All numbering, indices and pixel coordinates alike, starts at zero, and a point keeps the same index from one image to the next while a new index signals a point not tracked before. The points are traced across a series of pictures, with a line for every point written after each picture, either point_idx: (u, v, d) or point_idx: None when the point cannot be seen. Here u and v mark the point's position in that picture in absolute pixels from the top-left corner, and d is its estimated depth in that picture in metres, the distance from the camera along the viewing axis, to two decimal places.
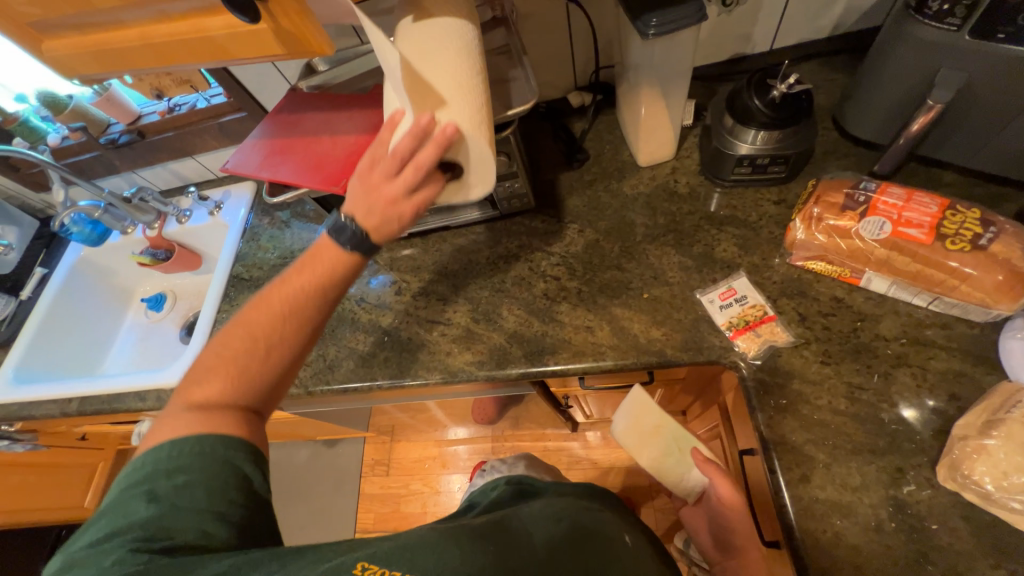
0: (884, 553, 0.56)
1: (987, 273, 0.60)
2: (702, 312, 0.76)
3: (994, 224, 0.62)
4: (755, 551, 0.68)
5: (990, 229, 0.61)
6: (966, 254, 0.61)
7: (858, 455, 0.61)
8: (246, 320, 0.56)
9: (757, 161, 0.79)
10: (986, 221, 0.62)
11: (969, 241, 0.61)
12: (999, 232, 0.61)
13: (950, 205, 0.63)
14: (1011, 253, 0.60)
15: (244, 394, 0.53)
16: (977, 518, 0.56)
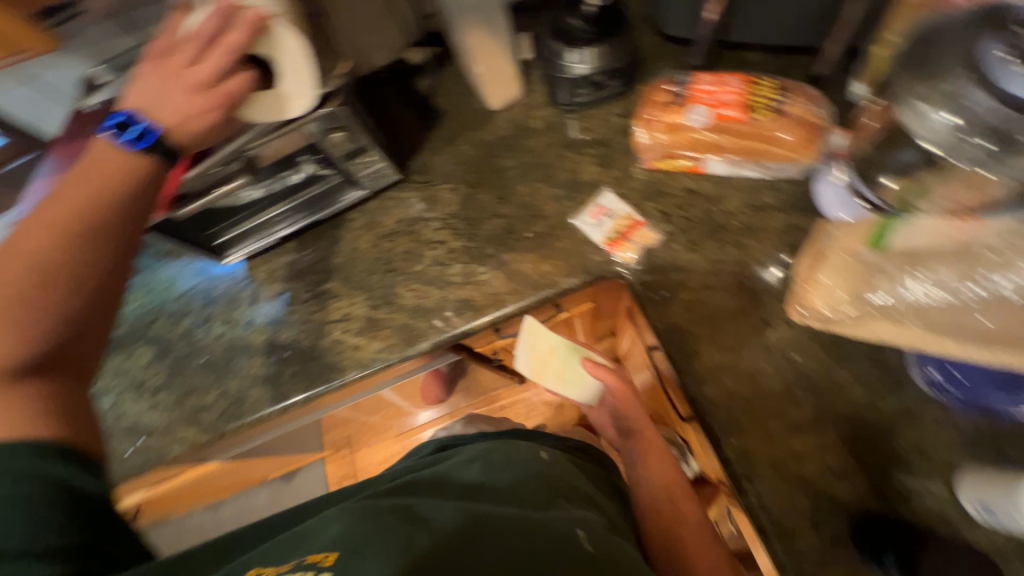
0: (765, 394, 0.65)
1: (786, 132, 0.70)
2: (580, 235, 0.80)
3: (785, 89, 0.71)
4: (649, 432, 0.81)
5: (782, 94, 0.70)
6: (770, 118, 0.70)
7: (730, 319, 0.69)
8: (12, 247, 0.49)
9: (595, 78, 0.82)
10: (778, 88, 0.71)
11: (769, 106, 0.70)
12: (789, 94, 0.70)
13: (751, 80, 0.72)
14: (801, 111, 0.70)
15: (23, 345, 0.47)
16: (828, 341, 0.65)
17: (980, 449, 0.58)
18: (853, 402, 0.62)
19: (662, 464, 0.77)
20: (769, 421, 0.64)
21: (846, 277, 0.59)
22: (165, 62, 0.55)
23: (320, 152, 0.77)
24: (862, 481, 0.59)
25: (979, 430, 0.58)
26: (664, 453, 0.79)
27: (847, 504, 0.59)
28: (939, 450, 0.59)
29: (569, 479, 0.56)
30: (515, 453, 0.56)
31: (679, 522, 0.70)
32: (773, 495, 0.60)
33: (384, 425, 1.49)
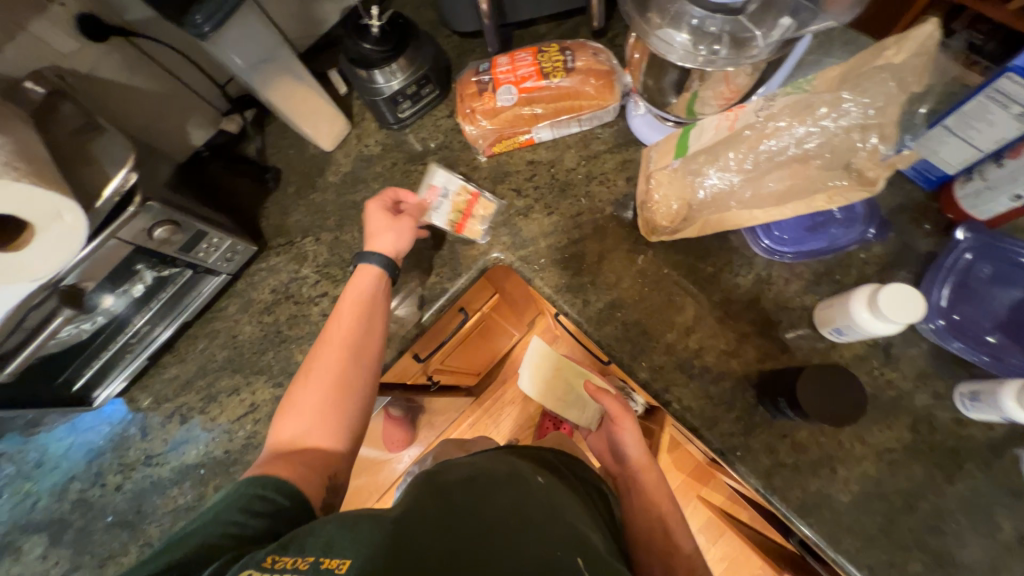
0: (654, 311, 0.71)
1: (585, 83, 0.76)
2: (453, 237, 0.81)
3: (570, 48, 0.78)
4: (649, 466, 0.73)
5: (570, 52, 0.77)
6: (568, 78, 0.76)
7: (604, 261, 0.75)
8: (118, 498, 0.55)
9: (407, 91, 0.84)
10: (565, 48, 0.78)
11: (563, 66, 0.76)
12: (575, 51, 0.77)
13: (540, 49, 0.78)
14: (590, 62, 0.77)
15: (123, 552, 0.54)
16: (685, 247, 0.73)
17: (821, 287, 0.68)
18: (721, 289, 0.70)
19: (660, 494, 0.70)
20: (665, 333, 0.70)
21: (670, 190, 0.67)
22: None
23: (153, 255, 0.71)
24: (750, 351, 0.67)
25: (816, 272, 0.68)
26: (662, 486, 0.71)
27: (745, 375, 0.66)
28: (794, 300, 0.68)
29: (569, 503, 0.55)
30: (525, 484, 0.54)
31: (671, 551, 0.64)
32: (689, 394, 0.67)
33: (358, 494, 1.41)
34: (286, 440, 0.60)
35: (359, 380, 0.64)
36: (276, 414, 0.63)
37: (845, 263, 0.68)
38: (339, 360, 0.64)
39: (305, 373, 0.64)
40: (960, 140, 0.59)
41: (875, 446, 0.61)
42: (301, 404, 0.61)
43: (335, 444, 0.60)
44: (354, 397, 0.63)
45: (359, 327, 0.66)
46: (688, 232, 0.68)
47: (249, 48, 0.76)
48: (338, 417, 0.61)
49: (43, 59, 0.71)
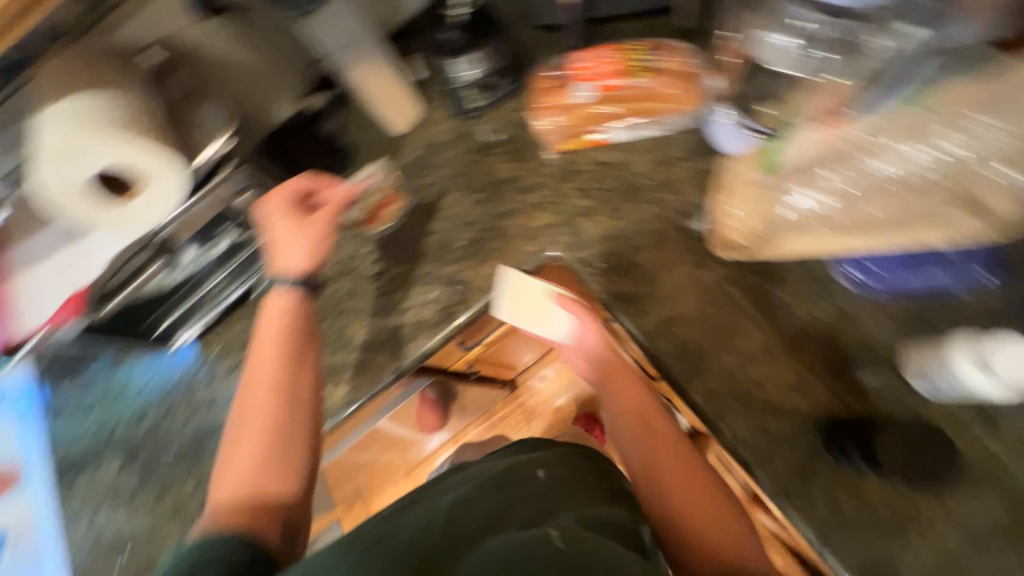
0: (714, 332, 0.67)
1: (665, 84, 0.75)
2: (513, 230, 0.81)
3: (653, 47, 0.77)
4: (607, 357, 0.69)
5: (652, 52, 0.76)
6: (645, 77, 0.76)
7: (665, 274, 0.71)
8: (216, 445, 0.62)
9: (484, 82, 0.86)
10: (649, 47, 0.77)
11: (643, 65, 0.76)
12: (659, 50, 0.76)
13: (623, 47, 0.78)
14: (673, 62, 0.75)
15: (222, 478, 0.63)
16: (759, 267, 0.67)
17: (913, 331, 0.61)
18: (794, 318, 0.65)
19: (630, 400, 0.66)
20: (723, 357, 0.66)
21: (747, 203, 0.66)
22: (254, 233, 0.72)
23: (238, 216, 0.76)
24: (819, 389, 0.61)
25: (910, 312, 0.61)
26: (616, 368, 0.69)
27: (809, 414, 0.61)
28: (878, 341, 0.61)
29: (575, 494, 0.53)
30: (519, 483, 0.54)
31: (666, 469, 0.60)
32: (743, 427, 0.62)
33: (388, 466, 1.46)
34: (228, 497, 0.58)
35: (302, 408, 0.63)
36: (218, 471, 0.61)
37: (945, 307, 0.60)
38: (256, 434, 0.60)
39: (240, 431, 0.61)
40: None
41: (955, 516, 0.55)
42: (245, 445, 0.60)
43: (286, 486, 0.60)
44: (296, 423, 0.62)
45: (288, 356, 0.65)
46: (770, 254, 0.65)
47: (345, 31, 0.85)
48: (278, 456, 0.60)
49: (161, 31, 0.77)
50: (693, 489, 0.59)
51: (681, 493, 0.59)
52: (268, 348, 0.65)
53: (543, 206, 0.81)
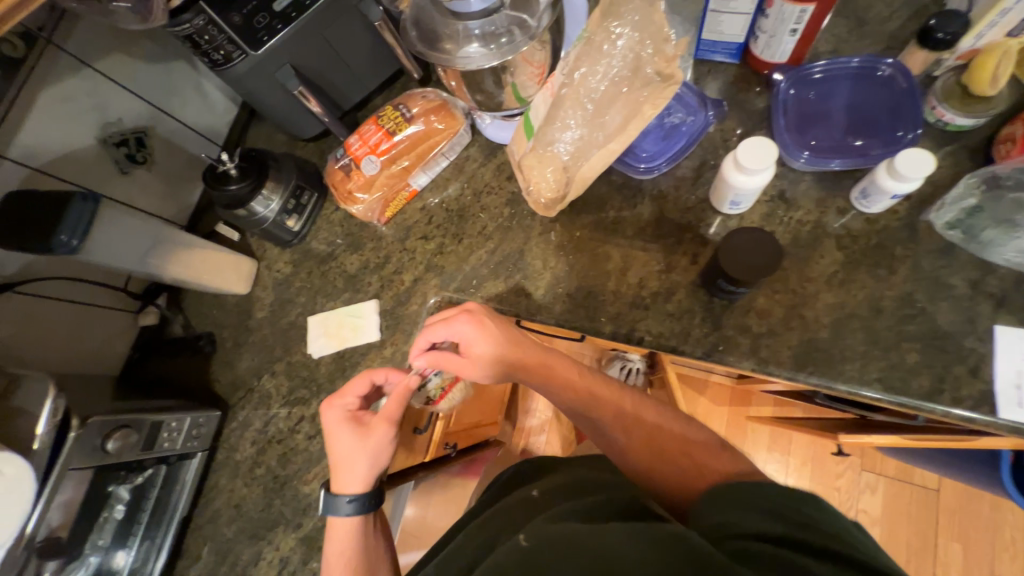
0: (585, 273, 0.75)
1: (429, 122, 0.83)
2: (391, 305, 0.85)
3: (399, 101, 0.84)
4: (525, 351, 0.68)
5: (402, 104, 0.83)
6: (412, 125, 0.83)
7: (525, 254, 0.79)
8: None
9: (289, 205, 0.88)
10: (396, 103, 0.84)
11: (403, 118, 0.83)
12: (405, 101, 0.84)
13: (376, 115, 0.83)
14: (424, 104, 0.84)
15: None
16: (583, 205, 0.77)
17: (705, 177, 0.74)
18: (629, 223, 0.75)
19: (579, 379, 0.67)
20: (605, 285, 0.74)
21: (540, 168, 0.72)
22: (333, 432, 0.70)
23: (118, 466, 0.70)
24: (679, 260, 0.72)
25: (695, 167, 0.74)
26: (555, 358, 0.68)
27: (687, 280, 0.70)
28: (690, 200, 0.74)
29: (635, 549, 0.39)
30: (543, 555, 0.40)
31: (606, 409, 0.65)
32: (654, 323, 0.70)
33: None
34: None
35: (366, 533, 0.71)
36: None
37: (712, 149, 0.74)
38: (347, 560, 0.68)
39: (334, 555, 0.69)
40: (730, 12, 0.68)
41: (820, 277, 0.65)
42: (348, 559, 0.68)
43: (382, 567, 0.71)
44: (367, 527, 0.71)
45: (376, 466, 0.69)
46: (576, 189, 0.72)
47: (124, 247, 0.76)
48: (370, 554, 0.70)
49: None
50: (644, 411, 0.64)
51: (649, 416, 0.64)
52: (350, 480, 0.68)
53: (403, 268, 0.86)
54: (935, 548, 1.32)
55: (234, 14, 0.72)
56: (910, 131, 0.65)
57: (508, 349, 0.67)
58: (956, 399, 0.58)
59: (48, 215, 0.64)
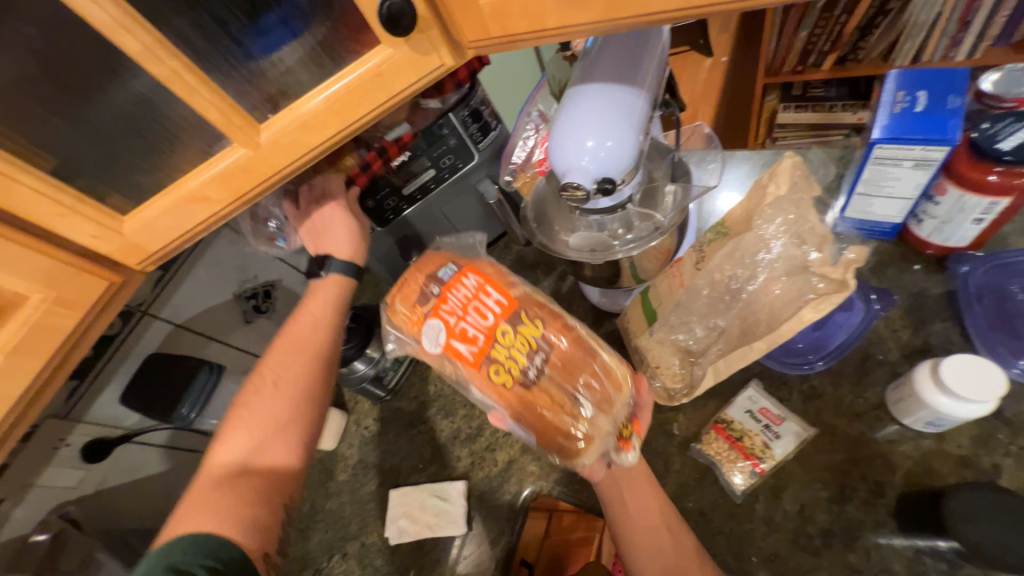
0: (722, 488, 0.61)
1: (530, 407, 0.49)
2: (482, 488, 0.77)
3: (594, 380, 0.50)
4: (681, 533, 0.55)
5: (574, 375, 0.50)
6: (590, 409, 0.49)
7: (643, 447, 0.67)
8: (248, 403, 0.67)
9: (388, 366, 0.84)
10: (538, 345, 0.50)
11: (515, 376, 0.49)
12: (557, 373, 0.50)
13: (517, 309, 0.51)
14: (601, 407, 0.50)
15: (272, 412, 0.66)
16: (715, 395, 0.66)
17: (874, 374, 0.61)
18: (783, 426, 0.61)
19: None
20: (752, 511, 0.59)
21: (660, 353, 0.65)
22: (463, 308, 0.51)
23: None
24: (856, 486, 0.57)
25: (857, 362, 0.62)
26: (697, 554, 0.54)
27: (871, 518, 0.55)
28: (859, 404, 0.60)
29: None
30: None
31: None
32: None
33: None
34: (229, 456, 0.64)
35: (297, 403, 0.67)
36: (221, 432, 0.67)
37: (879, 340, 0.62)
38: (280, 406, 0.67)
39: (238, 411, 0.67)
40: (884, 195, 0.61)
41: None
42: (265, 409, 0.67)
43: (285, 458, 0.65)
44: (291, 436, 0.66)
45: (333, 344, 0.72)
46: (705, 385, 0.62)
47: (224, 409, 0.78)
48: (299, 426, 0.67)
49: (50, 502, 0.72)
50: None
51: None
52: (253, 404, 0.67)
53: (497, 445, 0.79)
54: None
55: (369, 200, 0.79)
56: None
57: (633, 477, 0.56)
58: None
59: (175, 385, 0.69)
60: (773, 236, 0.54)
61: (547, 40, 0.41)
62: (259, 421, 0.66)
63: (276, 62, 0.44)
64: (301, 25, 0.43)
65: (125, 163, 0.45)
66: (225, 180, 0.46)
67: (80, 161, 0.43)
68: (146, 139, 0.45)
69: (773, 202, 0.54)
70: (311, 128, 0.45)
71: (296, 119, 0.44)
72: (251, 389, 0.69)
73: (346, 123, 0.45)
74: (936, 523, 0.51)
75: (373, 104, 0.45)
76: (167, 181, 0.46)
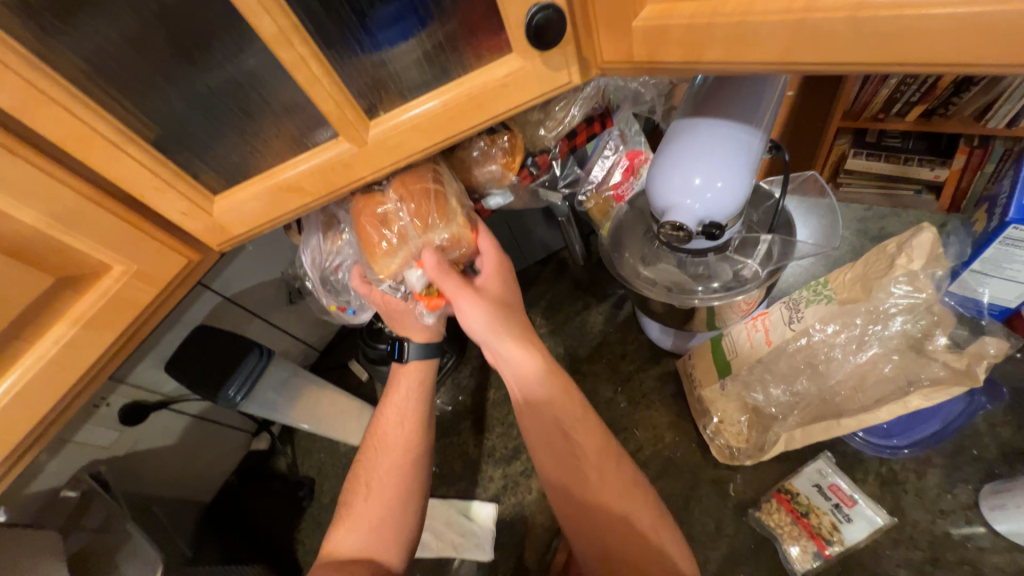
0: (775, 564, 0.57)
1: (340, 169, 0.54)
2: (512, 514, 0.74)
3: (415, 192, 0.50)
4: None
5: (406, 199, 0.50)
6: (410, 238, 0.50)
7: (692, 502, 0.63)
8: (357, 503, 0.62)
9: None
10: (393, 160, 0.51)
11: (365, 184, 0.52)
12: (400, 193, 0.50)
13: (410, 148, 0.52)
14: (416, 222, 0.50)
15: (381, 510, 0.61)
16: (781, 462, 0.61)
17: (964, 470, 0.56)
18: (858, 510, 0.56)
19: None
20: None
21: (725, 407, 0.61)
22: None
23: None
24: None
25: (945, 453, 0.57)
26: None
27: None
28: (944, 499, 0.55)
29: None
30: None
31: None
32: None
33: None
34: (338, 552, 0.59)
35: (394, 495, 0.62)
36: (332, 529, 0.62)
37: (973, 434, 0.57)
38: (382, 499, 0.62)
39: (348, 509, 0.62)
40: (1004, 278, 0.58)
41: None
42: (367, 507, 0.61)
43: (391, 560, 0.58)
44: (400, 534, 0.60)
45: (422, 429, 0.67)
46: (775, 451, 0.58)
47: (264, 393, 0.77)
48: (403, 521, 0.61)
49: (82, 459, 0.72)
50: None
51: None
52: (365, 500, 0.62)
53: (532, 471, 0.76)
54: None
55: None
56: None
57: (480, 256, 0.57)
58: None
59: (223, 363, 0.68)
60: (894, 312, 0.51)
61: (700, 69, 0.36)
62: (372, 518, 0.60)
63: (399, 56, 0.41)
64: (431, 15, 0.39)
65: (225, 139, 0.43)
66: (324, 172, 0.44)
67: (180, 132, 0.41)
68: (251, 118, 0.43)
69: (896, 274, 0.51)
70: (421, 131, 0.42)
71: (412, 121, 0.41)
72: (356, 484, 0.64)
73: (459, 129, 0.43)
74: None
75: (491, 114, 0.42)
76: (264, 166, 0.44)
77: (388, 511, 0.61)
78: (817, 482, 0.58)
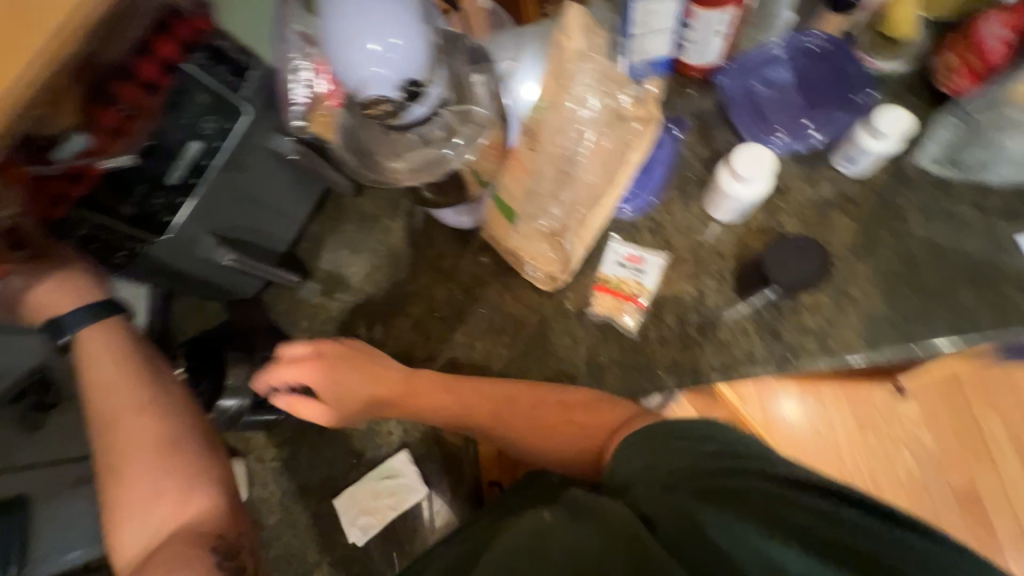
0: (619, 335, 0.69)
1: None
2: (425, 445, 0.75)
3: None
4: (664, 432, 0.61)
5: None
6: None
7: (548, 334, 0.71)
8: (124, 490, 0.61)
9: (259, 387, 0.74)
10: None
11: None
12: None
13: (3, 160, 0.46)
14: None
15: (161, 477, 0.61)
16: (589, 261, 0.71)
17: (693, 191, 0.72)
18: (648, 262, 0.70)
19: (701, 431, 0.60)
20: (650, 339, 0.69)
21: (531, 246, 0.67)
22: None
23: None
24: (711, 281, 0.70)
25: (679, 187, 0.72)
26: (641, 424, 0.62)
27: (725, 300, 0.69)
28: (691, 219, 0.72)
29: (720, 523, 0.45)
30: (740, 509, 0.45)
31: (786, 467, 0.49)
32: (714, 356, 0.67)
33: None
34: (134, 549, 0.58)
35: (164, 455, 0.63)
36: (112, 533, 0.60)
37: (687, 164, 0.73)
38: (149, 474, 0.62)
39: (120, 512, 0.60)
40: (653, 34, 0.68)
41: (846, 252, 0.70)
42: (138, 505, 0.60)
43: (200, 504, 0.61)
44: (193, 480, 0.62)
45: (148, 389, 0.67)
46: (578, 257, 0.67)
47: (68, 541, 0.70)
48: (187, 465, 0.63)
49: None
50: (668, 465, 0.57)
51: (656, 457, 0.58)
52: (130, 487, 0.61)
53: None
54: (978, 425, 1.42)
55: (122, 207, 0.56)
56: (864, 92, 0.72)
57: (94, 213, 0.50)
58: (975, 329, 0.66)
59: None
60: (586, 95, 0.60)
61: None
62: (148, 487, 0.61)
63: None
64: None
65: None
66: None
67: None
68: None
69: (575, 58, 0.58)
70: None
71: None
72: (111, 480, 0.61)
73: None
74: (759, 280, 0.65)
75: None
76: None
77: (166, 472, 0.62)
78: (615, 261, 0.70)
